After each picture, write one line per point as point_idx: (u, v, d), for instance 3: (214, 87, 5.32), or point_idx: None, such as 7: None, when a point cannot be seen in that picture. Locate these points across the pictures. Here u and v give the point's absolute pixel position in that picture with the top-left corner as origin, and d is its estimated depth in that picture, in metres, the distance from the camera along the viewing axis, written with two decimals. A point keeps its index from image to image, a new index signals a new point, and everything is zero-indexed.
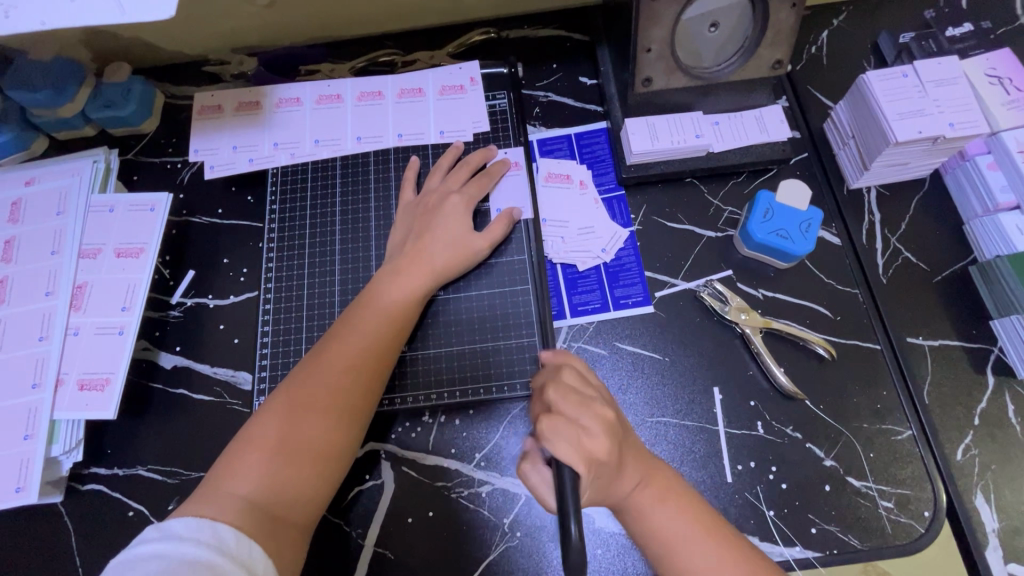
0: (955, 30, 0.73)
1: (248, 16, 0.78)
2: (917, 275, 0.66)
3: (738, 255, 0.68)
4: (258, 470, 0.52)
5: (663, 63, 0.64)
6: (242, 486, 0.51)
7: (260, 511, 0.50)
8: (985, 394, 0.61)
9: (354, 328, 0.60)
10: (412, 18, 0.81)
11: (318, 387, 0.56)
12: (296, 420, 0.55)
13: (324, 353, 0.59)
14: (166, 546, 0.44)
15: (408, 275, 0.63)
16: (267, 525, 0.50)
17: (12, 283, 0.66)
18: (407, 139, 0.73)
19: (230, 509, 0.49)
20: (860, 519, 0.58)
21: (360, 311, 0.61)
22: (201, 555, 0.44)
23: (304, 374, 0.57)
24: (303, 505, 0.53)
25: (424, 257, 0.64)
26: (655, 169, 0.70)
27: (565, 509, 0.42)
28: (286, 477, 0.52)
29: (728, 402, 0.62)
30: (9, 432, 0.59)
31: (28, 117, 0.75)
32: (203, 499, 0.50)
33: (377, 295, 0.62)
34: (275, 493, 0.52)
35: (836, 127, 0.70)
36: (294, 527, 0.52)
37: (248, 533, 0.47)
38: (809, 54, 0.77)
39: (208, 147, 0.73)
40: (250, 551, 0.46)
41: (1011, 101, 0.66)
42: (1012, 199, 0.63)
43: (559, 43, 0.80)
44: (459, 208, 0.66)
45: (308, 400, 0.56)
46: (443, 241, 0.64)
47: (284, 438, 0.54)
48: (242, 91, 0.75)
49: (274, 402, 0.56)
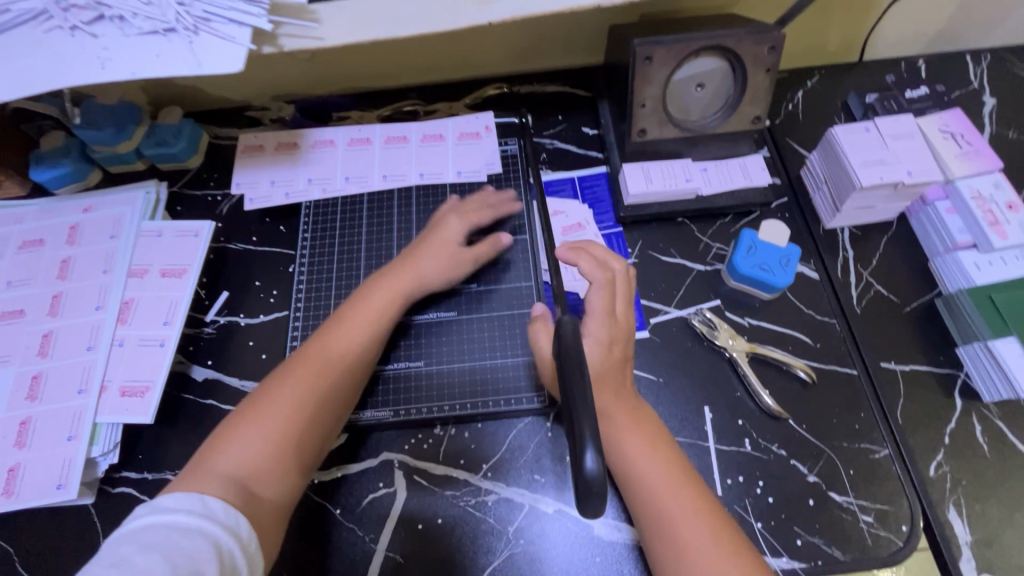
0: (913, 92, 0.83)
1: (290, 69, 0.88)
2: (888, 307, 0.72)
3: (726, 286, 0.75)
4: (243, 450, 0.56)
5: (656, 116, 0.73)
6: (227, 465, 0.54)
7: (241, 487, 0.53)
8: (953, 415, 0.66)
9: (336, 326, 0.65)
10: (434, 73, 0.92)
11: (303, 378, 0.61)
12: (281, 408, 0.59)
13: (317, 345, 0.63)
14: (156, 516, 0.48)
15: (390, 279, 0.69)
16: (246, 498, 0.53)
17: (65, 299, 0.72)
18: (428, 178, 0.81)
19: (218, 483, 0.53)
20: (843, 532, 0.62)
21: (346, 313, 0.66)
22: (190, 521, 0.48)
23: (289, 367, 0.62)
24: (277, 484, 0.56)
25: (411, 268, 0.70)
26: (649, 209, 0.78)
27: (583, 439, 0.40)
28: (269, 458, 0.56)
29: (718, 420, 0.67)
30: (54, 434, 0.64)
31: (88, 153, 0.84)
32: (192, 475, 0.54)
33: (363, 299, 0.67)
34: (259, 471, 0.55)
35: (812, 172, 0.78)
36: (273, 505, 0.55)
37: (233, 504, 0.51)
38: (787, 110, 0.86)
39: (250, 181, 0.81)
40: (234, 518, 0.51)
41: (964, 153, 0.74)
42: (969, 239, 0.71)
43: (564, 98, 0.90)
44: (455, 227, 0.73)
45: (291, 390, 0.60)
46: (435, 252, 0.71)
47: (272, 420, 0.58)
48: (283, 133, 0.84)
49: (266, 386, 0.60)
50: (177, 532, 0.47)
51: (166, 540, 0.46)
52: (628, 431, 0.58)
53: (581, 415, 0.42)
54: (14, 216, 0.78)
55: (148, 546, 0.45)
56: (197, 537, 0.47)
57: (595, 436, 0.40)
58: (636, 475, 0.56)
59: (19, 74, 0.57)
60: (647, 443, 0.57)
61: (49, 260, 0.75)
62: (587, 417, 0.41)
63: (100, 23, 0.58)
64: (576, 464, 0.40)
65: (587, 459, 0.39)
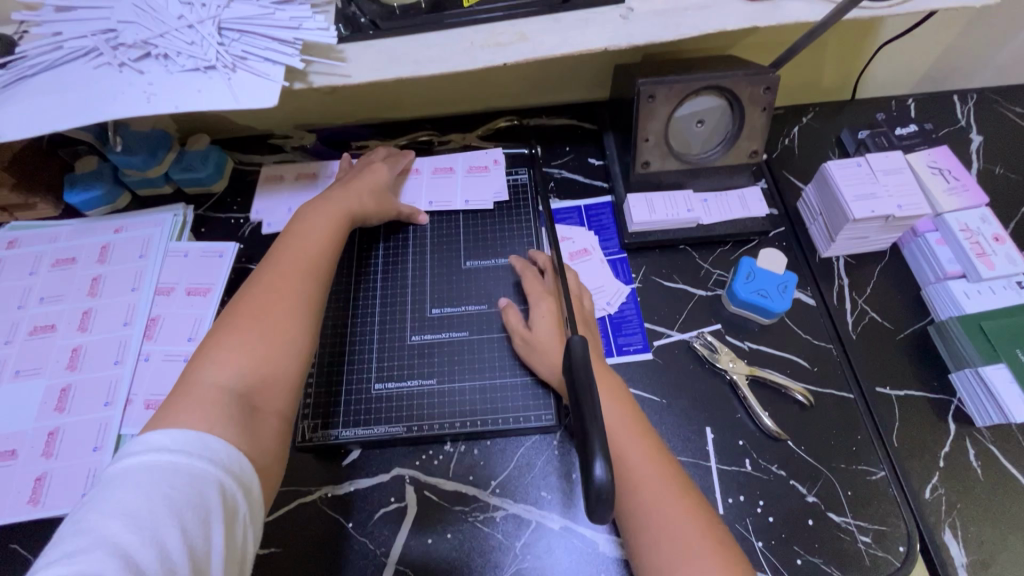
0: (903, 130, 0.87)
1: (313, 101, 0.93)
2: (882, 333, 0.75)
3: (726, 311, 0.78)
4: (231, 364, 0.55)
5: (659, 149, 0.78)
6: (218, 378, 0.54)
7: (238, 395, 0.53)
8: (947, 438, 0.69)
9: (284, 248, 0.68)
10: (449, 106, 0.97)
11: (273, 290, 0.62)
12: (258, 320, 0.59)
13: (277, 262, 0.65)
14: (146, 457, 0.45)
15: (327, 209, 0.73)
16: (248, 409, 0.53)
17: (95, 315, 0.76)
18: (435, 206, 0.86)
19: (216, 392, 0.52)
20: (842, 552, 0.63)
21: (293, 240, 0.69)
22: (192, 465, 0.46)
23: (256, 290, 0.62)
24: (279, 395, 0.57)
25: (348, 201, 0.75)
26: (653, 236, 0.82)
27: (591, 449, 0.43)
28: (257, 364, 0.56)
29: (719, 441, 0.70)
30: (79, 444, 0.67)
31: (119, 176, 0.88)
32: (178, 398, 0.51)
33: (302, 228, 0.70)
34: (255, 383, 0.55)
35: (807, 205, 0.82)
36: (275, 412, 0.56)
37: (232, 415, 0.51)
38: (783, 145, 0.91)
39: (268, 209, 0.88)
40: (233, 455, 0.49)
41: (952, 188, 0.78)
42: (958, 268, 0.74)
43: (572, 130, 0.95)
44: (382, 171, 0.82)
45: (266, 305, 0.60)
46: (370, 193, 0.79)
47: (255, 330, 0.58)
48: (303, 165, 0.90)
49: (230, 312, 0.60)
50: (169, 476, 0.44)
51: (162, 486, 0.44)
52: (627, 438, 0.61)
53: (591, 427, 0.45)
54: (48, 236, 0.82)
55: (148, 491, 0.43)
56: (196, 483, 0.45)
57: (604, 446, 0.43)
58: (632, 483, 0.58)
59: (71, 107, 0.61)
60: (646, 452, 0.60)
61: (80, 278, 0.79)
62: (597, 430, 0.45)
63: (146, 60, 0.63)
64: (585, 474, 0.43)
65: (597, 468, 0.42)
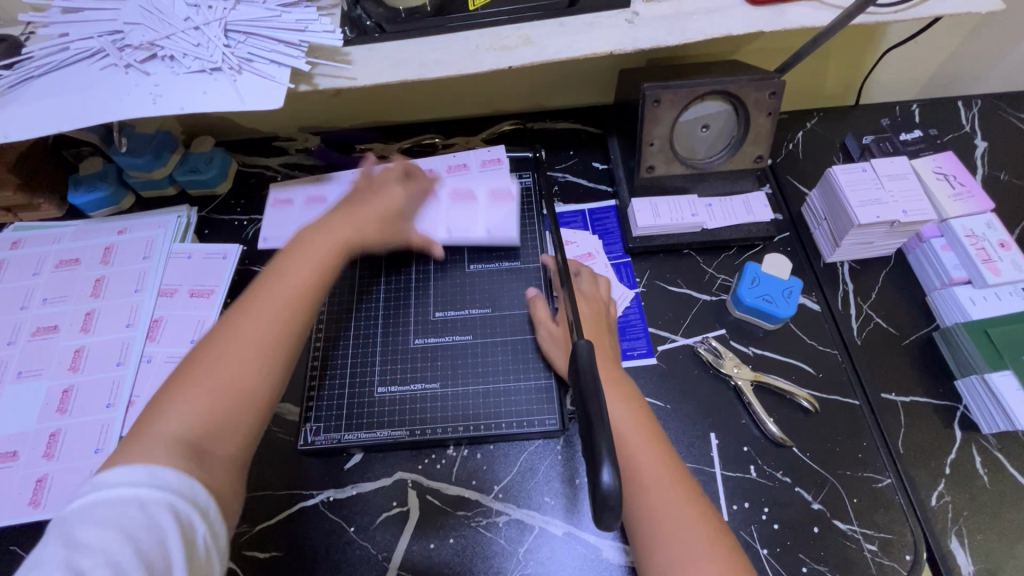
0: (908, 135, 0.87)
1: (318, 104, 0.93)
2: (887, 339, 0.75)
3: (730, 316, 0.78)
4: (186, 411, 0.49)
5: (663, 153, 0.78)
6: (168, 428, 0.48)
7: (187, 448, 0.48)
8: (953, 446, 0.68)
9: (272, 274, 0.59)
10: (453, 109, 0.97)
11: (244, 327, 0.54)
12: (222, 363, 0.52)
13: (261, 285, 0.58)
14: (103, 485, 0.44)
15: (331, 231, 0.65)
16: (198, 460, 0.47)
17: (98, 316, 0.75)
18: (454, 235, 0.82)
19: (163, 449, 0.46)
20: (847, 560, 0.63)
21: (279, 263, 0.60)
22: (140, 493, 0.43)
23: (226, 323, 0.55)
24: (235, 443, 0.51)
25: (352, 224, 0.67)
26: (657, 241, 0.81)
27: (599, 455, 0.43)
28: (215, 414, 0.50)
29: (724, 446, 0.69)
30: (82, 446, 0.67)
31: (123, 178, 0.88)
32: (127, 447, 0.47)
33: (299, 249, 0.62)
34: (209, 430, 0.49)
35: (812, 210, 0.82)
36: (225, 460, 0.50)
37: (180, 468, 0.46)
38: (787, 150, 0.91)
39: (277, 234, 0.85)
40: (187, 484, 0.46)
41: (958, 194, 0.78)
42: (963, 274, 0.74)
43: (576, 134, 0.95)
44: (397, 191, 0.75)
45: (232, 347, 0.53)
46: (377, 211, 0.71)
47: (223, 368, 0.52)
48: (311, 187, 0.88)
49: (204, 344, 0.54)
50: (122, 505, 0.43)
51: (116, 515, 0.42)
52: (637, 443, 0.61)
53: (599, 434, 0.45)
54: (52, 237, 0.82)
55: (101, 521, 0.42)
56: (149, 511, 0.43)
57: (611, 453, 0.44)
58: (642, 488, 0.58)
59: (77, 108, 0.61)
60: (655, 457, 0.60)
61: (84, 279, 0.79)
62: (603, 436, 0.45)
63: (152, 61, 0.63)
64: (593, 480, 0.43)
65: (604, 474, 0.42)
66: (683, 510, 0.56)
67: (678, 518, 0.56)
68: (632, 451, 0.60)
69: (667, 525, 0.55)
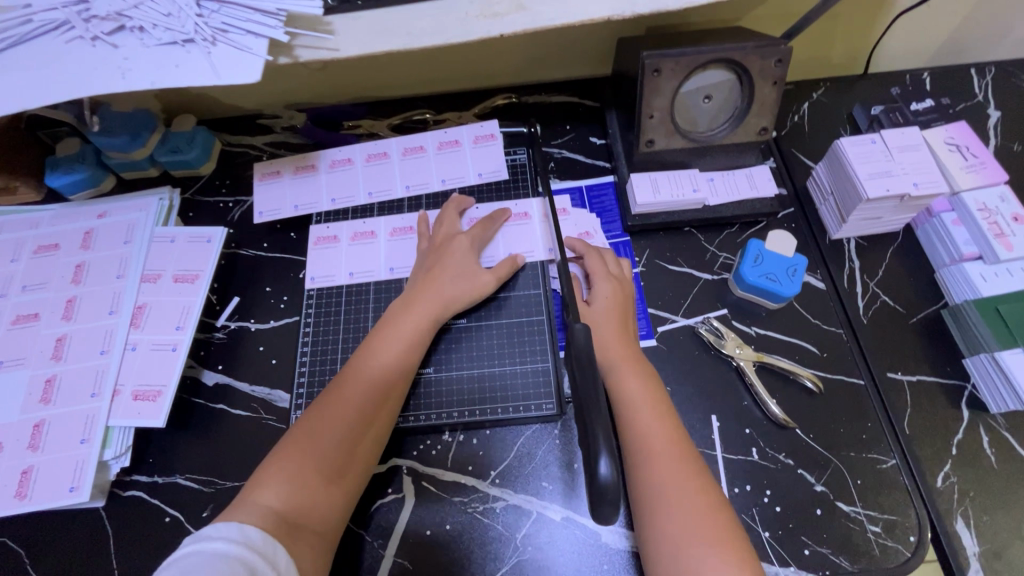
0: (919, 105, 0.83)
1: (302, 79, 0.89)
2: (894, 317, 0.73)
3: (733, 295, 0.75)
4: (285, 482, 0.57)
5: (664, 126, 0.74)
6: (269, 496, 0.56)
7: (281, 518, 0.55)
8: (961, 426, 0.67)
9: (368, 354, 0.67)
10: (444, 83, 0.93)
11: (342, 405, 0.63)
12: (318, 438, 0.60)
13: (349, 370, 0.66)
14: (200, 544, 0.49)
15: (419, 306, 0.70)
16: (289, 531, 0.55)
17: (79, 303, 0.73)
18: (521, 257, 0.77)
19: (261, 514, 0.55)
20: (851, 542, 0.62)
21: (375, 342, 0.68)
22: (232, 550, 0.49)
23: (326, 400, 0.63)
24: (321, 514, 0.58)
25: (433, 293, 0.71)
26: (656, 218, 0.79)
27: (596, 445, 0.41)
28: (309, 486, 0.58)
29: (726, 429, 0.68)
30: (66, 436, 0.65)
31: (102, 159, 0.85)
32: (235, 506, 0.55)
33: (390, 326, 0.69)
34: (299, 507, 0.57)
35: (818, 184, 0.79)
36: (313, 533, 0.57)
37: (271, 535, 0.53)
38: (792, 122, 0.87)
39: (325, 273, 0.79)
40: (275, 548, 0.52)
41: (970, 165, 0.75)
42: (975, 250, 0.71)
43: (572, 108, 0.91)
44: (464, 246, 0.74)
45: (328, 423, 0.61)
46: (454, 277, 0.72)
47: (314, 447, 0.60)
48: (356, 222, 0.81)
49: (306, 418, 0.62)
50: (219, 561, 0.47)
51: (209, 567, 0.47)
52: (641, 416, 0.60)
53: (596, 422, 0.42)
54: (29, 221, 0.79)
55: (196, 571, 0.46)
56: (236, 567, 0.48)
57: (608, 441, 0.41)
58: (644, 461, 0.57)
59: (42, 83, 0.58)
60: (660, 430, 0.59)
61: (64, 265, 0.76)
62: (601, 423, 0.42)
63: (120, 33, 0.60)
64: (590, 471, 0.41)
65: (601, 465, 0.40)
66: (683, 485, 0.55)
67: (674, 490, 0.55)
68: (637, 423, 0.60)
69: (663, 497, 0.55)
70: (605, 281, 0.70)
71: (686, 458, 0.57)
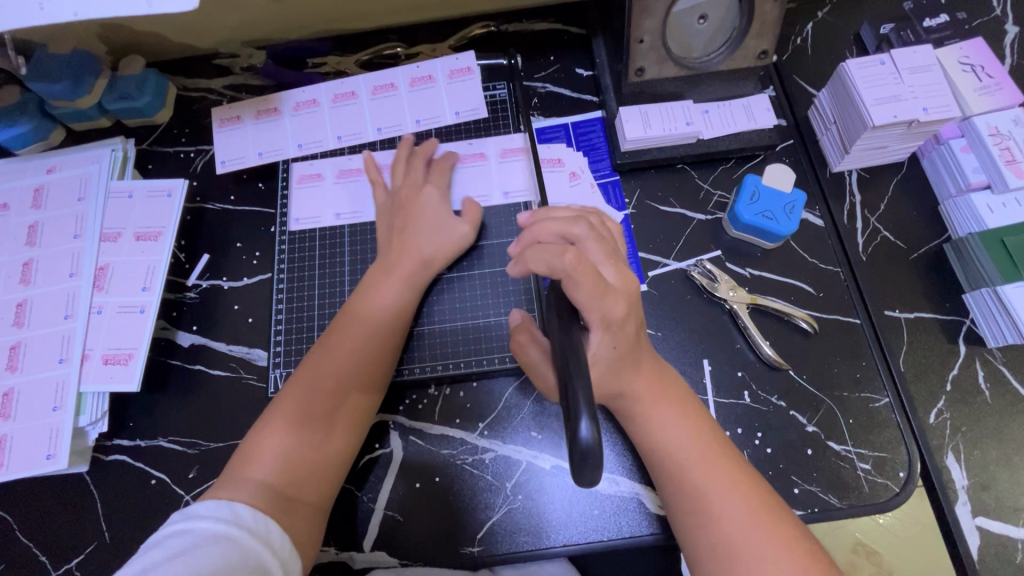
0: (933, 21, 0.77)
1: (256, 10, 0.80)
2: (894, 253, 0.70)
3: (727, 236, 0.72)
4: (279, 457, 0.55)
5: (655, 53, 0.68)
6: (261, 470, 0.54)
7: (277, 493, 0.53)
8: (956, 361, 0.65)
9: (353, 318, 0.63)
10: (416, 13, 0.85)
11: (330, 373, 0.60)
12: (308, 410, 0.58)
13: (331, 340, 0.62)
14: (190, 522, 0.47)
15: (404, 265, 0.66)
16: (285, 506, 0.53)
17: (37, 266, 0.69)
18: (513, 196, 0.73)
19: (252, 491, 0.52)
20: (841, 479, 0.62)
21: (359, 305, 0.64)
22: (221, 529, 0.47)
23: (311, 369, 0.60)
24: (317, 486, 0.56)
25: (415, 249, 0.66)
26: (647, 155, 0.74)
27: (577, 408, 0.40)
28: (301, 459, 0.56)
29: (717, 373, 0.66)
30: (38, 403, 0.64)
31: (46, 108, 0.77)
32: (225, 483, 0.53)
33: (374, 288, 0.65)
34: (294, 480, 0.55)
35: (820, 113, 0.74)
36: (310, 504, 0.55)
37: (264, 512, 0.51)
38: (795, 45, 0.80)
39: (303, 217, 0.74)
40: (268, 527, 0.50)
41: (984, 86, 0.71)
42: (983, 178, 0.68)
43: (557, 36, 0.83)
44: (438, 199, 0.69)
45: (317, 393, 0.59)
46: (434, 232, 0.67)
47: (301, 422, 0.57)
48: (343, 157, 0.76)
49: (290, 391, 0.59)
50: (210, 542, 0.46)
51: (191, 548, 0.45)
52: (656, 406, 0.55)
53: (575, 381, 0.41)
54: None
55: (177, 553, 0.44)
56: (224, 545, 0.46)
57: (589, 403, 0.40)
58: (671, 456, 0.53)
59: None
60: (677, 410, 0.55)
61: (16, 225, 0.71)
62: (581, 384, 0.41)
63: None
64: (571, 431, 0.39)
65: (582, 428, 0.39)
66: (716, 472, 0.52)
67: (707, 482, 0.51)
68: (652, 414, 0.55)
69: (699, 484, 0.51)
70: (609, 262, 0.52)
71: (711, 441, 0.54)
